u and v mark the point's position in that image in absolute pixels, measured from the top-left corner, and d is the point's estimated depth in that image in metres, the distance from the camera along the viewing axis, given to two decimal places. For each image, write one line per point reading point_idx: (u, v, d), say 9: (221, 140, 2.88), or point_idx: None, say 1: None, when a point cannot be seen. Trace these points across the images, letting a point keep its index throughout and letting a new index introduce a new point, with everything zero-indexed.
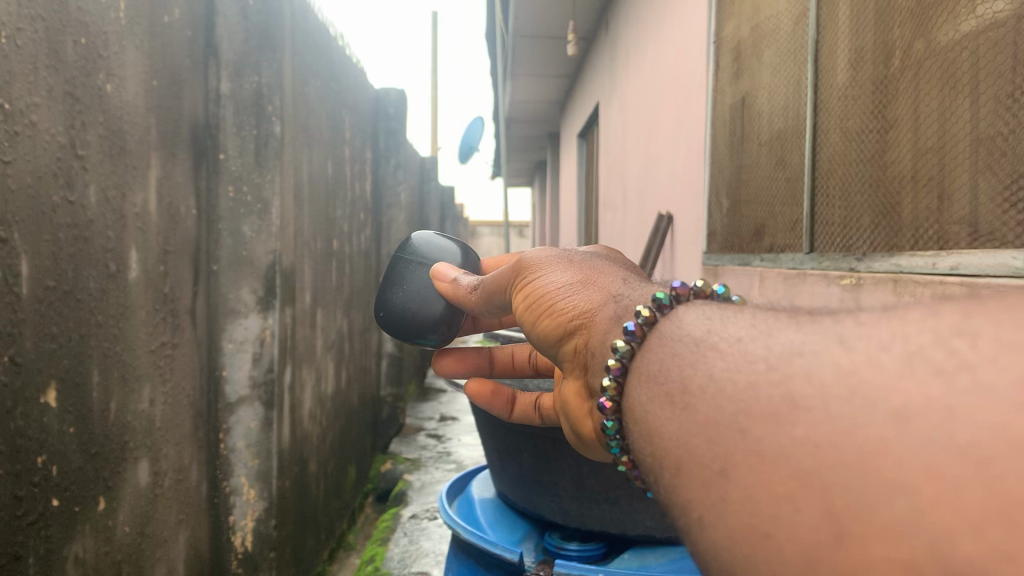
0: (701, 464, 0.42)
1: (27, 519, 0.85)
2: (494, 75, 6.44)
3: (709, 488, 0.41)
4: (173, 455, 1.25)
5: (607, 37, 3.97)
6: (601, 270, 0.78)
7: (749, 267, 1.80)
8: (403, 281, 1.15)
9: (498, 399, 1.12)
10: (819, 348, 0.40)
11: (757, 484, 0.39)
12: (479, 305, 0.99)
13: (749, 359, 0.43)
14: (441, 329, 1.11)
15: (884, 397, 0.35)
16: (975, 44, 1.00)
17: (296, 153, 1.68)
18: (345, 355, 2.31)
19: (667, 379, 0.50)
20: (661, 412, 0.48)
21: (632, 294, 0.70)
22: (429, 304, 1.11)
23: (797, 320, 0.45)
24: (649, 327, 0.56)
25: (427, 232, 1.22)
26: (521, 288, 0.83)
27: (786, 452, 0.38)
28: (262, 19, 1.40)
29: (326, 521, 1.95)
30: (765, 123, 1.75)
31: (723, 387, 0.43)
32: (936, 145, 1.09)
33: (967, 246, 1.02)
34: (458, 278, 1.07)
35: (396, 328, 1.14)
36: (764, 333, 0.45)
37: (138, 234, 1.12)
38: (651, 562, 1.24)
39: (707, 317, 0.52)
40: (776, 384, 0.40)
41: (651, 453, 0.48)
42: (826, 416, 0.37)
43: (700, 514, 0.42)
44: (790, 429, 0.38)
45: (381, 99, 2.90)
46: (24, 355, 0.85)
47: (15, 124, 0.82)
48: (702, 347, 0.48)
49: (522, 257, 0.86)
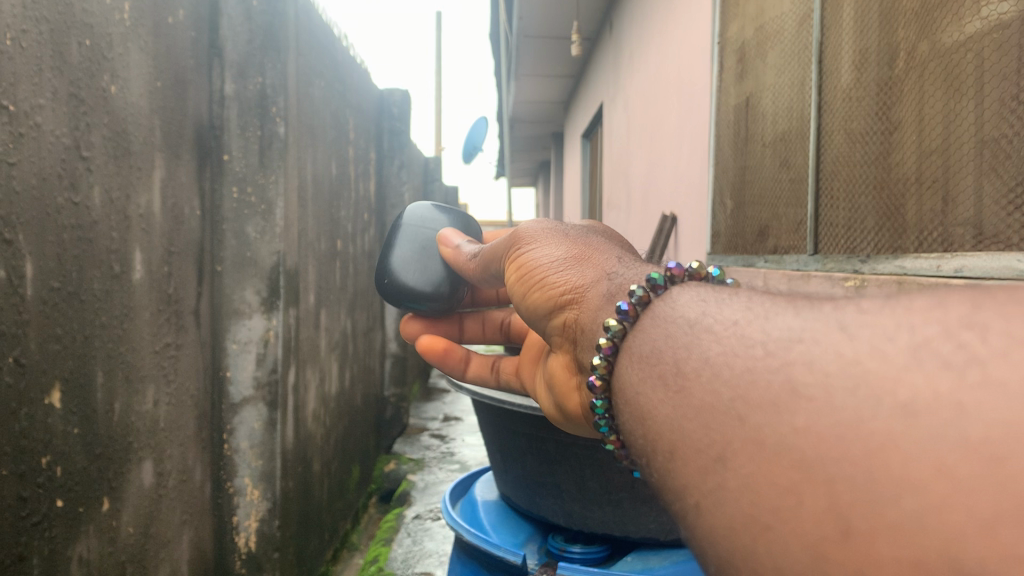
0: (697, 450, 0.43)
1: (32, 519, 0.85)
2: (498, 76, 6.44)
3: (705, 474, 0.42)
4: (178, 455, 1.25)
5: (611, 39, 3.97)
6: (596, 247, 0.79)
7: (754, 267, 1.80)
8: (408, 249, 1.18)
9: (451, 357, 1.12)
10: (820, 335, 0.40)
11: (757, 472, 0.39)
12: (477, 274, 1.02)
13: (746, 343, 0.43)
14: (443, 300, 1.14)
15: (889, 389, 0.35)
16: (980, 46, 1.00)
17: (300, 153, 1.68)
18: (349, 355, 2.32)
19: (660, 360, 0.50)
20: (654, 394, 0.49)
21: (624, 273, 0.70)
22: (431, 271, 1.14)
23: (794, 304, 0.45)
24: (643, 308, 0.57)
25: (432, 205, 1.25)
26: (515, 261, 0.86)
27: (787, 442, 0.38)
28: (266, 20, 1.41)
29: (330, 521, 1.96)
30: (769, 123, 1.75)
31: (719, 371, 0.43)
32: (940, 147, 1.09)
33: (972, 248, 1.02)
34: (461, 245, 1.10)
35: (398, 294, 1.16)
36: (760, 317, 0.45)
37: (143, 235, 1.12)
38: (654, 565, 1.23)
39: (702, 299, 0.52)
40: (775, 370, 0.40)
41: (643, 435, 0.49)
42: (828, 406, 0.37)
43: (696, 500, 0.42)
44: (792, 418, 0.38)
45: (385, 99, 2.93)
46: (29, 356, 0.85)
47: (19, 126, 0.82)
48: (696, 329, 0.48)
49: (517, 232, 0.87)
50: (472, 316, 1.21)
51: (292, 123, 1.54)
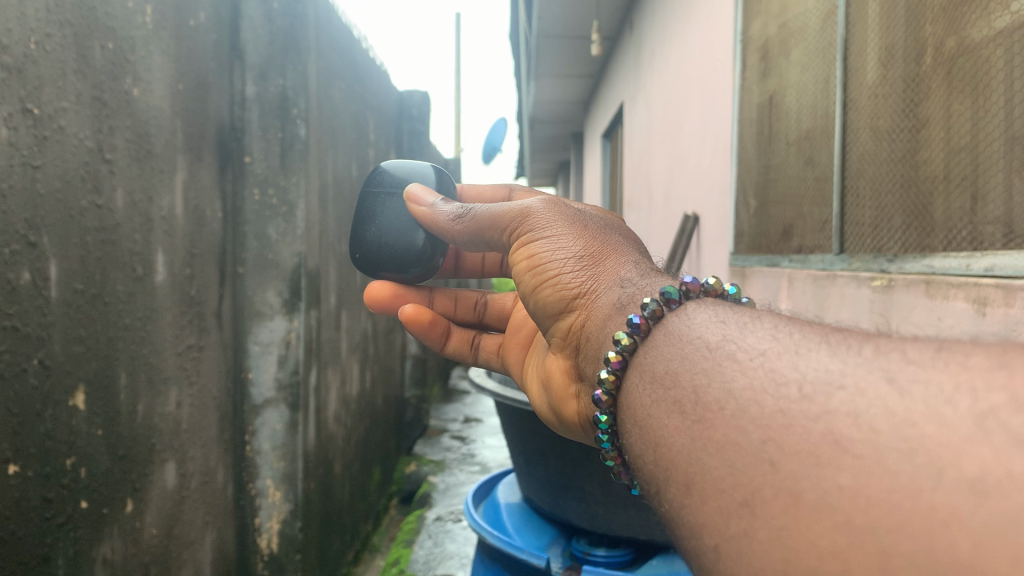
0: (720, 490, 0.44)
1: (56, 520, 0.86)
2: (519, 76, 6.42)
3: (730, 519, 0.42)
4: (200, 457, 1.25)
5: (632, 37, 3.94)
6: (612, 245, 0.79)
7: (777, 268, 1.79)
8: (376, 216, 1.13)
9: (434, 330, 1.17)
10: (864, 383, 0.41)
11: (793, 526, 0.39)
12: (462, 235, 1.01)
13: (779, 381, 0.45)
14: (422, 264, 1.11)
15: (952, 461, 0.36)
16: (1010, 41, 0.98)
17: (321, 155, 1.68)
18: (370, 356, 2.32)
19: (675, 384, 0.52)
20: (669, 420, 0.50)
21: (637, 282, 0.70)
22: (407, 235, 1.10)
23: (827, 341, 0.47)
24: (655, 321, 0.60)
25: (394, 163, 1.17)
26: (526, 250, 0.85)
27: (830, 500, 0.38)
28: (288, 21, 1.41)
29: (351, 523, 1.95)
30: (793, 121, 1.74)
31: (745, 407, 0.45)
32: (969, 144, 1.07)
33: (1002, 246, 1.01)
34: (435, 204, 1.07)
35: (376, 265, 1.13)
36: (790, 351, 0.47)
37: (165, 238, 1.13)
38: (680, 568, 1.22)
39: (723, 322, 0.55)
40: (814, 418, 0.41)
41: (655, 461, 0.50)
42: (880, 467, 0.38)
43: (717, 543, 0.43)
44: (836, 475, 0.39)
45: (405, 101, 2.92)
46: (53, 358, 0.85)
47: (43, 129, 0.83)
48: (718, 355, 0.50)
49: (530, 219, 0.87)
50: (443, 290, 1.24)
51: (313, 125, 1.54)
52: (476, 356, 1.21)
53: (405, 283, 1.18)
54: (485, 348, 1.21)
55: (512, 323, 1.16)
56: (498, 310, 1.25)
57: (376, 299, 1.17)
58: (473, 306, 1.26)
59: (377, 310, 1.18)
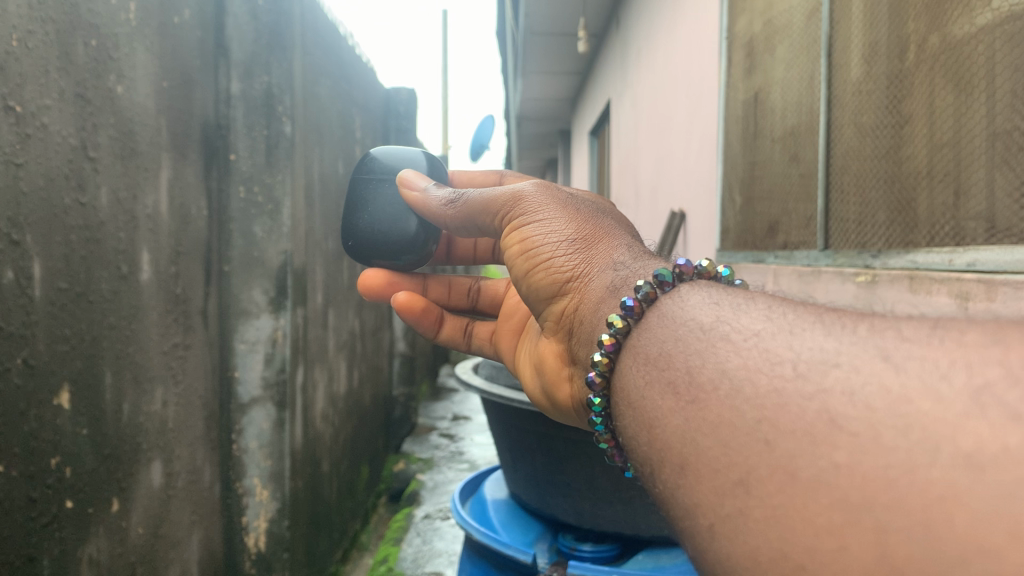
0: (715, 470, 0.44)
1: (42, 520, 0.85)
2: (506, 75, 6.42)
3: (725, 499, 0.42)
4: (186, 456, 1.25)
5: (618, 36, 3.95)
6: (604, 228, 0.79)
7: (763, 264, 1.80)
8: (368, 203, 1.13)
9: (427, 317, 1.18)
10: (859, 362, 0.42)
11: (789, 505, 0.39)
12: (454, 221, 1.01)
13: (773, 361, 0.45)
14: (416, 251, 1.12)
15: (949, 436, 0.36)
16: (991, 37, 0.99)
17: (306, 152, 1.68)
18: (357, 355, 2.32)
19: (669, 366, 0.52)
20: (662, 400, 0.50)
21: (630, 265, 0.70)
22: (400, 222, 1.10)
23: (821, 321, 0.47)
24: (648, 304, 0.60)
25: (386, 147, 1.16)
26: (518, 235, 0.85)
27: (826, 478, 0.39)
28: (272, 18, 1.41)
29: (339, 522, 1.95)
30: (778, 118, 1.74)
31: (739, 387, 0.45)
32: (951, 140, 1.08)
33: (984, 241, 1.02)
34: (427, 189, 1.07)
35: (369, 253, 1.13)
36: (784, 330, 0.47)
37: (150, 235, 1.12)
38: (665, 563, 1.23)
39: (717, 304, 0.55)
40: (809, 397, 0.41)
41: (649, 443, 0.51)
42: (876, 444, 0.38)
43: (712, 523, 0.43)
44: (832, 453, 0.39)
45: (391, 98, 2.91)
46: (37, 357, 0.85)
47: (25, 127, 0.82)
48: (711, 336, 0.50)
49: (523, 202, 0.86)
50: (437, 277, 1.24)
51: (298, 122, 1.54)
52: (470, 343, 1.21)
53: (397, 271, 1.18)
54: (478, 336, 1.20)
55: (505, 309, 1.16)
56: (491, 296, 1.27)
57: (371, 287, 1.17)
58: (466, 292, 1.27)
59: (371, 298, 1.19)
